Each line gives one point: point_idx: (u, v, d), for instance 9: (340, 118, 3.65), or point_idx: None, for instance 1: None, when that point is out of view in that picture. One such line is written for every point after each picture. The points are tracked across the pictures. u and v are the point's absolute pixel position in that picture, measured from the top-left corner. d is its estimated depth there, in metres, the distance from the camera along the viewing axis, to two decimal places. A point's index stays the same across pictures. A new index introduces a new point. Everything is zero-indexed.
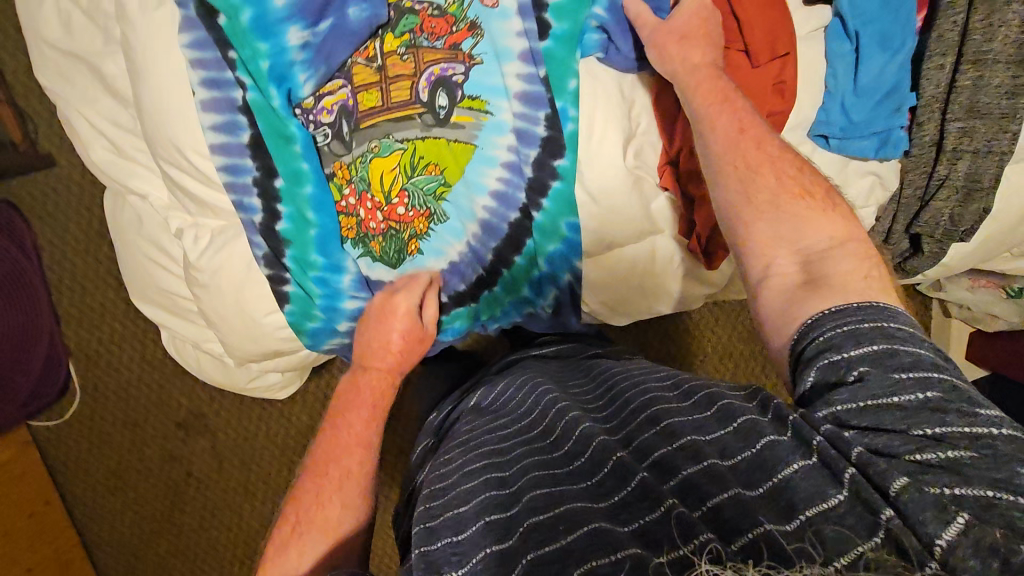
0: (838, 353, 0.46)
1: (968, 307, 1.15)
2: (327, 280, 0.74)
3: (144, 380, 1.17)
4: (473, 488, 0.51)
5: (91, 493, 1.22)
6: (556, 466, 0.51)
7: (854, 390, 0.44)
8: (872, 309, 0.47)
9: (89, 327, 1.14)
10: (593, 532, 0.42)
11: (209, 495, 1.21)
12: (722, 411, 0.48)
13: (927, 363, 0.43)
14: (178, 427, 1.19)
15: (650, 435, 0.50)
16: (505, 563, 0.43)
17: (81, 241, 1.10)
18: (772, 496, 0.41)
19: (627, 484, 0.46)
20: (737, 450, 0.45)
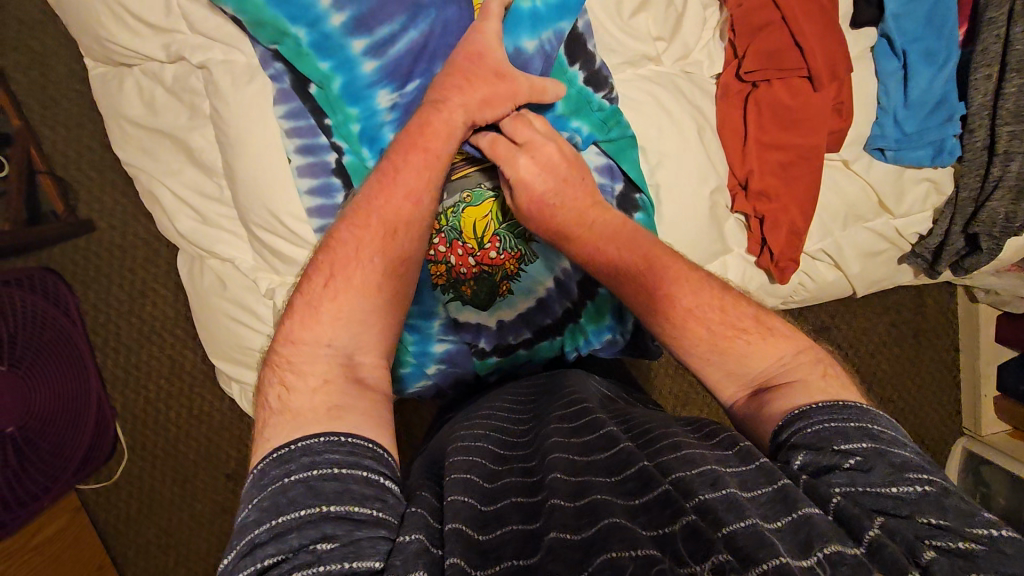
0: (830, 444, 0.52)
1: (996, 291, 1.19)
2: (419, 325, 0.84)
3: (190, 435, 1.18)
4: (500, 471, 0.58)
5: (143, 552, 1.21)
6: (576, 454, 0.57)
7: (850, 475, 0.49)
8: (857, 411, 0.54)
9: (134, 387, 1.16)
10: (610, 525, 0.46)
11: None
12: (744, 450, 0.54)
13: (916, 464, 0.49)
14: (228, 478, 1.19)
15: (670, 456, 0.54)
16: (532, 543, 0.47)
17: (124, 303, 1.13)
18: (790, 530, 0.45)
19: (651, 489, 0.50)
20: (758, 485, 0.50)
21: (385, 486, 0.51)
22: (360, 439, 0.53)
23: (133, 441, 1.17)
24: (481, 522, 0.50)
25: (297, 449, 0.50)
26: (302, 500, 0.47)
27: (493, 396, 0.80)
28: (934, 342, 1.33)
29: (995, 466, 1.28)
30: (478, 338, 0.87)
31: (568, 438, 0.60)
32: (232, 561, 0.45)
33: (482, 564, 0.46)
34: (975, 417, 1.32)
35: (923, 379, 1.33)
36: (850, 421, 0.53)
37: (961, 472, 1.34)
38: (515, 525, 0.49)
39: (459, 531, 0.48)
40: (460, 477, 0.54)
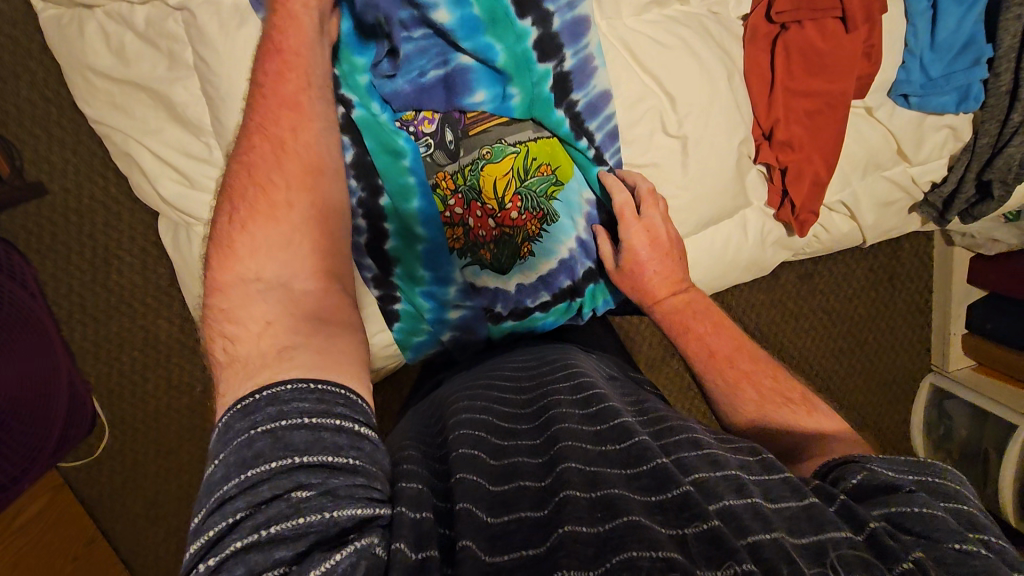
0: (887, 479, 0.55)
1: (970, 235, 1.22)
2: (434, 293, 0.83)
3: (173, 408, 1.14)
4: (505, 447, 0.58)
5: (132, 525, 1.18)
6: (588, 442, 0.57)
7: (909, 495, 0.53)
8: (921, 464, 0.57)
9: (109, 360, 1.10)
10: (627, 524, 0.47)
11: None
12: (766, 461, 0.57)
13: (964, 517, 0.51)
14: None
15: (692, 454, 0.55)
16: (543, 528, 0.48)
17: (87, 273, 1.06)
18: (811, 549, 0.48)
19: (669, 489, 0.50)
20: (783, 498, 0.52)
21: (360, 433, 0.50)
22: (331, 386, 0.51)
23: (111, 417, 1.12)
24: (490, 504, 0.50)
25: (262, 398, 0.49)
26: (270, 452, 0.46)
27: (486, 364, 0.81)
28: (909, 285, 1.37)
29: (959, 399, 1.36)
30: (495, 302, 0.85)
31: (579, 423, 0.60)
32: (201, 517, 0.45)
33: (490, 548, 0.46)
34: (943, 354, 1.40)
35: (897, 320, 1.39)
36: (914, 464, 0.57)
37: (927, 405, 1.43)
38: (525, 512, 0.49)
39: (469, 513, 0.48)
40: (467, 455, 0.55)
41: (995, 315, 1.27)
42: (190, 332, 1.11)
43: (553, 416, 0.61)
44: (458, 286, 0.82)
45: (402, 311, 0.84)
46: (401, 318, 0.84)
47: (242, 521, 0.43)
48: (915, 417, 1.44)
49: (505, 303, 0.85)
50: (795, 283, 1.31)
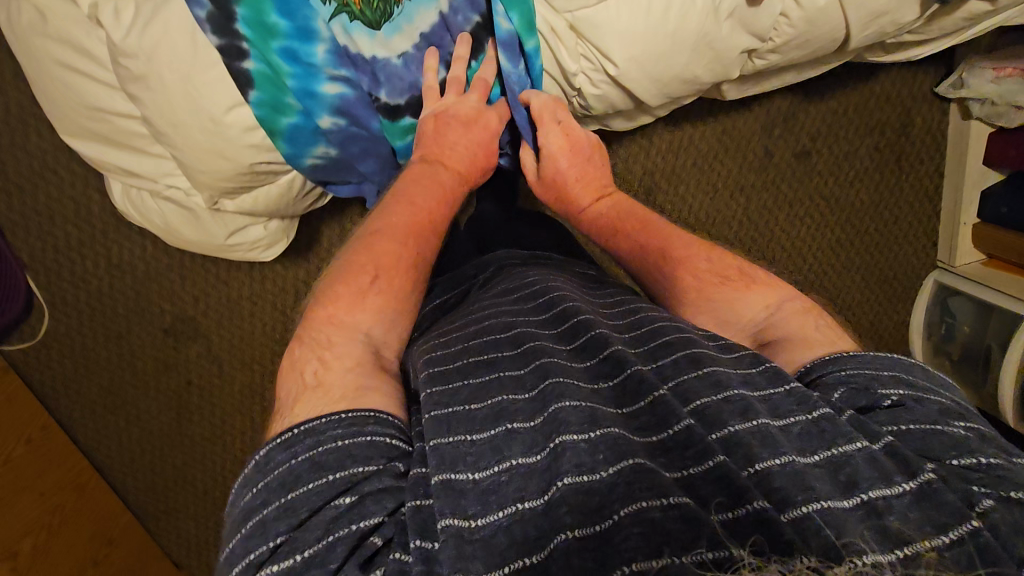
0: (871, 385, 0.53)
1: (991, 103, 1.09)
2: (294, 52, 0.68)
3: (116, 288, 1.08)
4: (483, 387, 0.55)
5: (88, 414, 1.16)
6: (580, 378, 0.56)
7: (892, 414, 0.51)
8: (888, 361, 0.56)
9: (40, 235, 1.03)
10: (634, 467, 0.44)
11: (216, 400, 1.18)
12: (770, 371, 0.55)
13: (953, 410, 0.51)
14: (166, 334, 1.13)
15: (692, 377, 0.53)
16: (543, 475, 0.46)
17: (3, 135, 0.97)
18: (826, 467, 0.45)
19: (669, 426, 0.48)
20: (792, 412, 0.50)
21: (387, 443, 0.51)
22: (359, 411, 0.52)
23: (53, 300, 1.07)
24: (478, 458, 0.48)
25: (298, 432, 0.50)
26: (305, 476, 0.46)
27: (484, 296, 0.80)
28: (917, 169, 1.24)
29: (965, 294, 1.26)
30: (376, 87, 0.74)
31: (567, 358, 0.59)
32: (235, 547, 0.45)
33: (483, 510, 0.44)
34: (949, 247, 1.29)
35: (903, 209, 1.27)
36: (873, 372, 0.55)
37: (930, 302, 1.33)
38: (515, 460, 0.47)
39: (448, 484, 0.46)
40: (438, 415, 0.52)
41: (1011, 197, 1.14)
42: None
43: (533, 358, 0.58)
44: (327, 44, 0.69)
45: (255, 72, 0.67)
46: (257, 84, 0.68)
47: (269, 525, 0.44)
48: (915, 317, 1.35)
49: (397, 94, 0.76)
50: (790, 163, 1.19)
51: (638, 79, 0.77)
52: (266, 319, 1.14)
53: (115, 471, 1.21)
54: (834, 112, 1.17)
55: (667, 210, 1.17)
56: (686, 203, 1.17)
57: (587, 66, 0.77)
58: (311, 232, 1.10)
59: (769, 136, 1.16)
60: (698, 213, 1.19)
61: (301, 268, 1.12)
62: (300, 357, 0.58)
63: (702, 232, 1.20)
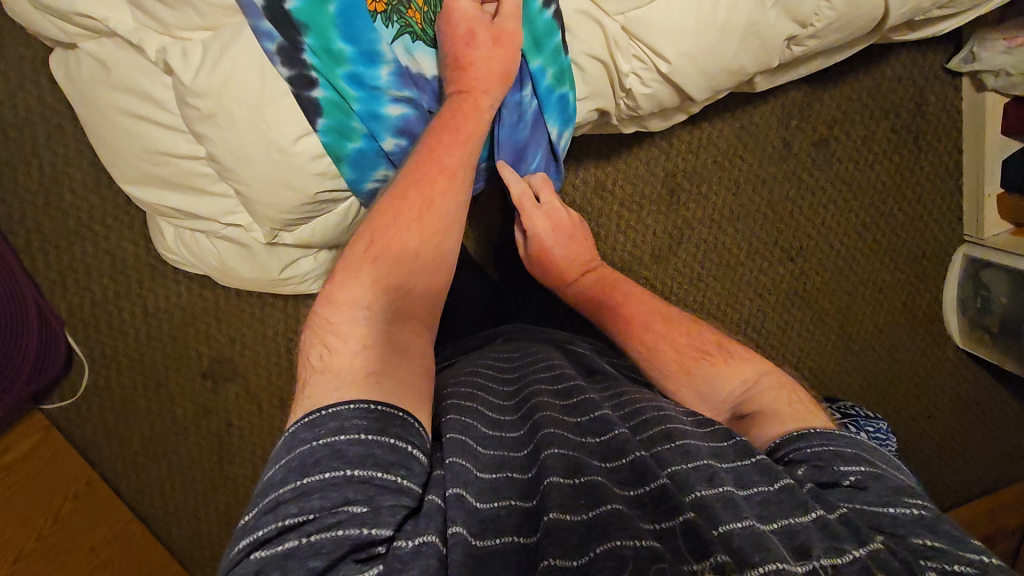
0: (834, 460, 0.54)
1: (1007, 74, 1.10)
2: (360, 76, 0.70)
3: (152, 337, 1.08)
4: (491, 438, 0.57)
5: (133, 465, 1.14)
6: (571, 432, 0.57)
7: (850, 492, 0.51)
8: (852, 441, 0.57)
9: (76, 290, 1.04)
10: (612, 511, 0.46)
11: (255, 441, 1.15)
12: (739, 444, 0.55)
13: (910, 491, 0.52)
14: (205, 377, 1.12)
15: (665, 447, 0.53)
16: (530, 520, 0.47)
17: (39, 195, 1.00)
18: (784, 532, 0.46)
19: (647, 482, 0.49)
20: (753, 483, 0.50)
21: (410, 454, 0.50)
22: (388, 407, 0.52)
23: (91, 352, 1.08)
24: (479, 488, 0.49)
25: (326, 414, 0.51)
26: (326, 460, 0.47)
27: (477, 358, 0.80)
28: (934, 146, 1.24)
29: (998, 266, 1.24)
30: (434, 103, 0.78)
31: (560, 413, 0.60)
32: (257, 514, 0.46)
33: (480, 532, 0.46)
34: (977, 221, 1.27)
35: (925, 187, 1.27)
36: (829, 443, 0.57)
37: (962, 279, 1.31)
38: (513, 500, 0.49)
39: (462, 497, 0.47)
40: (457, 439, 0.54)
41: None
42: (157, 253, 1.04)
43: (529, 419, 0.59)
44: (391, 66, 0.71)
45: (324, 100, 0.69)
46: (325, 112, 0.70)
47: (278, 508, 0.45)
48: (948, 294, 1.32)
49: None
50: (808, 152, 1.19)
51: (688, 73, 0.78)
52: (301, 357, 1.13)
53: (157, 525, 1.18)
54: (847, 98, 1.18)
55: (692, 211, 1.17)
56: (710, 201, 1.17)
57: (638, 67, 0.78)
58: None
59: (785, 128, 1.17)
60: (722, 211, 1.18)
61: None
62: (313, 338, 0.61)
63: (727, 228, 1.19)
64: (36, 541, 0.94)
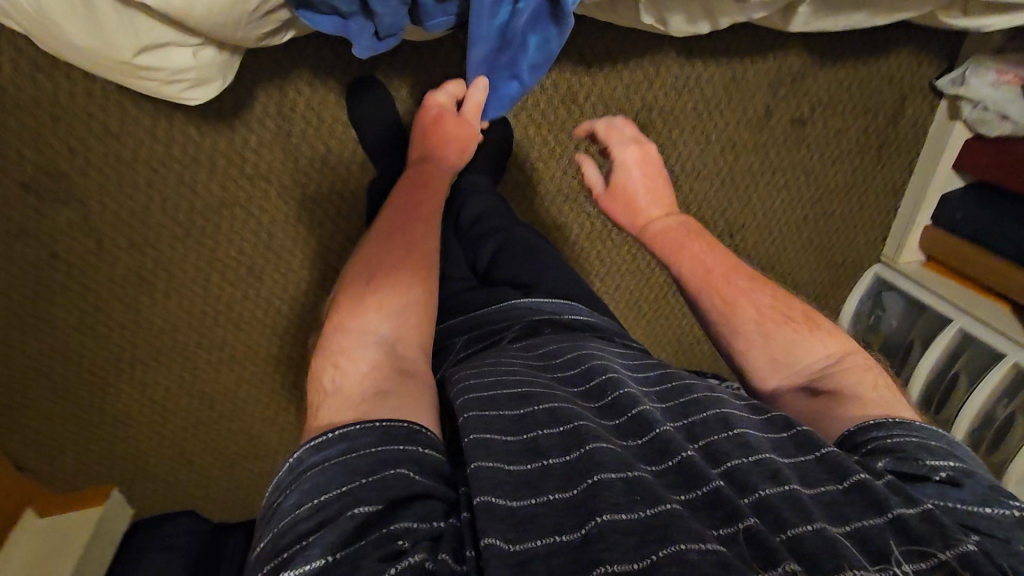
0: (916, 455, 0.50)
1: (984, 108, 1.08)
2: None
3: None
4: (519, 421, 0.47)
5: None
6: (608, 432, 0.48)
7: (942, 491, 0.48)
8: (930, 432, 0.53)
9: None
10: (671, 513, 0.39)
11: (92, 281, 0.97)
12: (801, 436, 0.50)
13: (998, 488, 0.48)
14: (27, 191, 0.87)
15: (721, 437, 0.48)
16: (574, 511, 0.40)
17: None
18: (858, 539, 0.41)
19: (697, 486, 0.43)
20: (820, 481, 0.45)
21: (423, 454, 0.44)
22: (393, 419, 0.45)
23: None
24: (515, 486, 0.42)
25: (332, 435, 0.43)
26: (336, 477, 0.41)
27: (485, 343, 0.66)
28: (891, 160, 1.24)
29: (901, 292, 1.29)
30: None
31: (592, 414, 0.50)
32: (263, 550, 0.39)
33: (518, 536, 0.38)
34: (899, 243, 1.31)
35: (868, 199, 1.27)
36: (925, 445, 0.51)
37: (864, 296, 1.36)
38: (549, 495, 0.41)
39: (489, 506, 0.39)
40: (479, 439, 0.45)
41: (969, 205, 1.16)
42: None
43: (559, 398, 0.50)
44: None
45: None
46: None
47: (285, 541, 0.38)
48: (849, 306, 1.37)
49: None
50: (785, 127, 1.13)
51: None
52: (170, 193, 0.93)
53: None
54: (839, 83, 1.11)
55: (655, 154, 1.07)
56: (675, 149, 1.08)
57: None
58: (244, 93, 0.88)
59: (774, 94, 1.08)
60: (686, 164, 1.10)
61: (226, 136, 0.90)
62: (321, 362, 0.53)
63: (684, 185, 1.12)
64: None
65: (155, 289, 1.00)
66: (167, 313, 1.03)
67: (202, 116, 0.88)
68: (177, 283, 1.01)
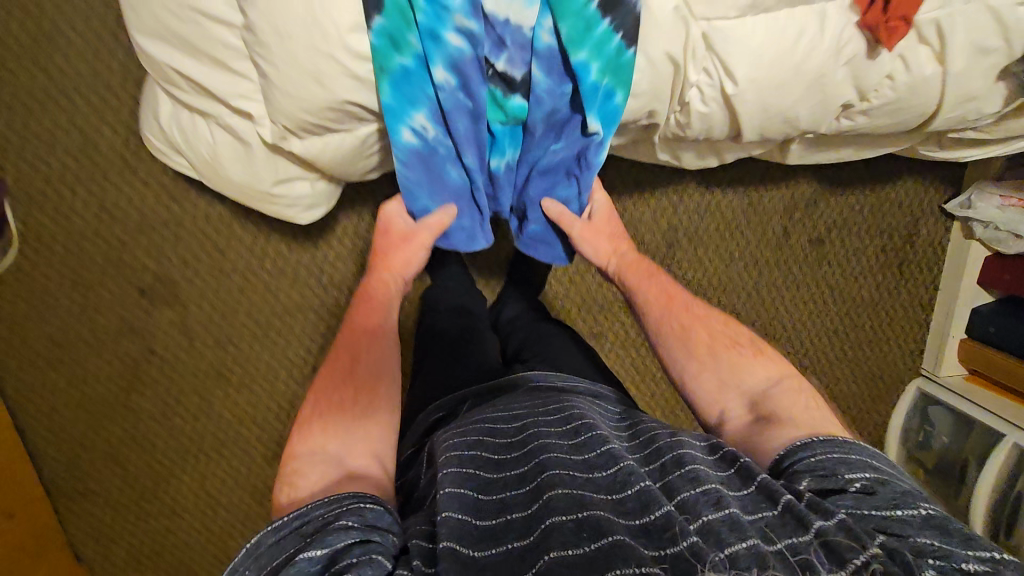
0: (834, 473, 0.52)
1: (995, 228, 1.16)
2: None
3: (99, 236, 1.00)
4: (493, 482, 0.53)
5: (26, 369, 1.04)
6: (576, 470, 0.53)
7: (856, 499, 0.50)
8: (855, 446, 0.55)
9: (33, 163, 0.94)
10: (614, 544, 0.44)
11: (176, 376, 1.09)
12: (745, 468, 0.52)
13: (916, 493, 0.50)
14: (142, 295, 1.04)
15: (674, 473, 0.51)
16: (526, 557, 0.45)
17: (24, 49, 0.89)
18: (788, 556, 0.45)
19: (652, 510, 0.48)
20: (760, 509, 0.49)
21: (369, 507, 0.49)
22: (341, 492, 0.50)
23: (29, 230, 0.97)
24: (476, 537, 0.47)
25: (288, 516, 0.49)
26: (292, 540, 0.46)
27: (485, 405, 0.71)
28: (914, 276, 1.30)
29: (945, 405, 1.28)
30: (497, 53, 0.65)
31: (569, 452, 0.56)
32: None
33: None
34: (936, 357, 1.31)
35: (897, 313, 1.31)
36: (842, 460, 0.53)
37: (909, 410, 1.34)
38: (510, 544, 0.47)
39: (454, 552, 0.45)
40: (454, 493, 0.51)
41: (1000, 318, 1.19)
42: (137, 150, 0.96)
43: (535, 452, 0.55)
44: None
45: None
46: (386, 11, 0.60)
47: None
48: (894, 421, 1.34)
49: (515, 65, 0.65)
50: (803, 247, 1.23)
51: (754, 104, 0.69)
52: (255, 300, 1.08)
53: (40, 435, 1.08)
54: (850, 208, 1.22)
55: (680, 269, 1.18)
56: (699, 266, 1.19)
57: (704, 81, 0.69)
58: (329, 218, 1.05)
59: (789, 218, 1.20)
60: (710, 279, 1.20)
61: (309, 252, 1.07)
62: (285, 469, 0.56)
63: (710, 296, 1.21)
64: None
65: (228, 385, 1.12)
66: (235, 408, 1.13)
67: (292, 237, 1.05)
68: (247, 380, 1.12)
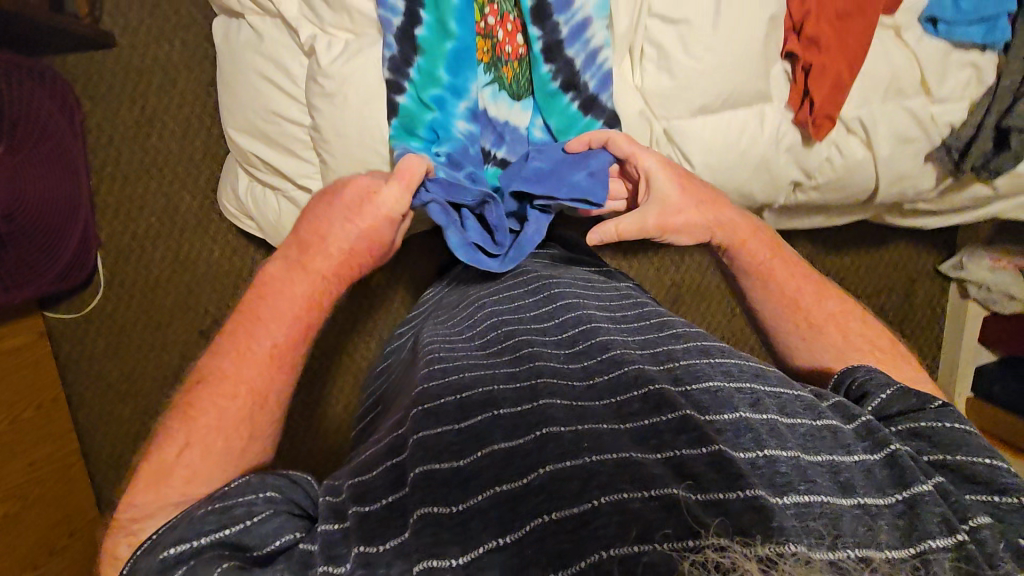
0: (916, 394, 0.50)
1: (987, 288, 1.21)
2: (445, 100, 0.77)
3: (171, 282, 1.15)
4: (478, 386, 0.54)
5: (98, 397, 1.18)
6: (574, 380, 0.54)
7: (938, 413, 0.48)
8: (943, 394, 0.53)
9: (125, 221, 1.13)
10: (622, 461, 0.41)
11: None
12: (780, 373, 0.51)
13: None
14: (201, 335, 1.18)
15: (702, 363, 0.52)
16: (513, 459, 0.43)
17: (130, 131, 1.10)
18: (829, 466, 0.41)
19: (662, 412, 0.46)
20: (798, 412, 0.46)
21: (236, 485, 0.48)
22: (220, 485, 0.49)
23: (116, 277, 1.14)
24: (457, 445, 0.46)
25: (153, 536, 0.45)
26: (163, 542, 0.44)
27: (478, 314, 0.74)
28: (918, 335, 1.34)
29: None
30: (497, 144, 0.85)
31: (562, 362, 0.58)
32: None
33: (454, 499, 0.41)
34: None
35: None
36: (921, 391, 0.51)
37: None
38: (497, 445, 0.45)
39: (429, 475, 0.43)
40: (431, 412, 0.50)
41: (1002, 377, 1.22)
42: (209, 210, 1.13)
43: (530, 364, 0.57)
44: (469, 103, 0.79)
45: (404, 106, 0.77)
46: (401, 116, 0.77)
47: (204, 555, 0.41)
48: None
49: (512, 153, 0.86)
50: None
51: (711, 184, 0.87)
52: None
53: (102, 459, 1.20)
54: (847, 268, 1.30)
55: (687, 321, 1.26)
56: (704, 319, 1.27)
57: None
58: None
59: None
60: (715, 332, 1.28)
61: None
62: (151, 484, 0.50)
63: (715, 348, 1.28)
64: (11, 426, 1.00)
65: None
66: None
67: None
68: None
